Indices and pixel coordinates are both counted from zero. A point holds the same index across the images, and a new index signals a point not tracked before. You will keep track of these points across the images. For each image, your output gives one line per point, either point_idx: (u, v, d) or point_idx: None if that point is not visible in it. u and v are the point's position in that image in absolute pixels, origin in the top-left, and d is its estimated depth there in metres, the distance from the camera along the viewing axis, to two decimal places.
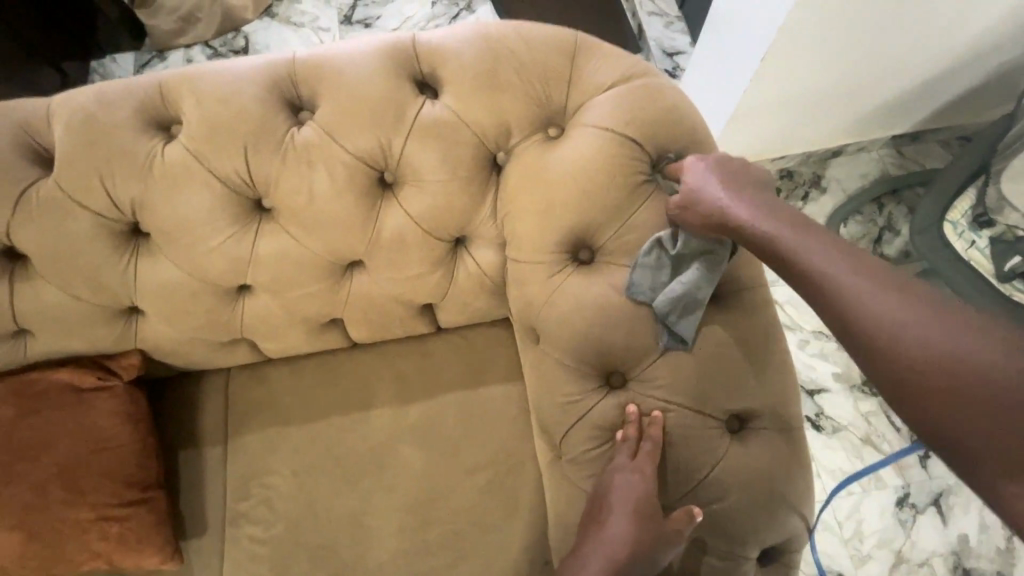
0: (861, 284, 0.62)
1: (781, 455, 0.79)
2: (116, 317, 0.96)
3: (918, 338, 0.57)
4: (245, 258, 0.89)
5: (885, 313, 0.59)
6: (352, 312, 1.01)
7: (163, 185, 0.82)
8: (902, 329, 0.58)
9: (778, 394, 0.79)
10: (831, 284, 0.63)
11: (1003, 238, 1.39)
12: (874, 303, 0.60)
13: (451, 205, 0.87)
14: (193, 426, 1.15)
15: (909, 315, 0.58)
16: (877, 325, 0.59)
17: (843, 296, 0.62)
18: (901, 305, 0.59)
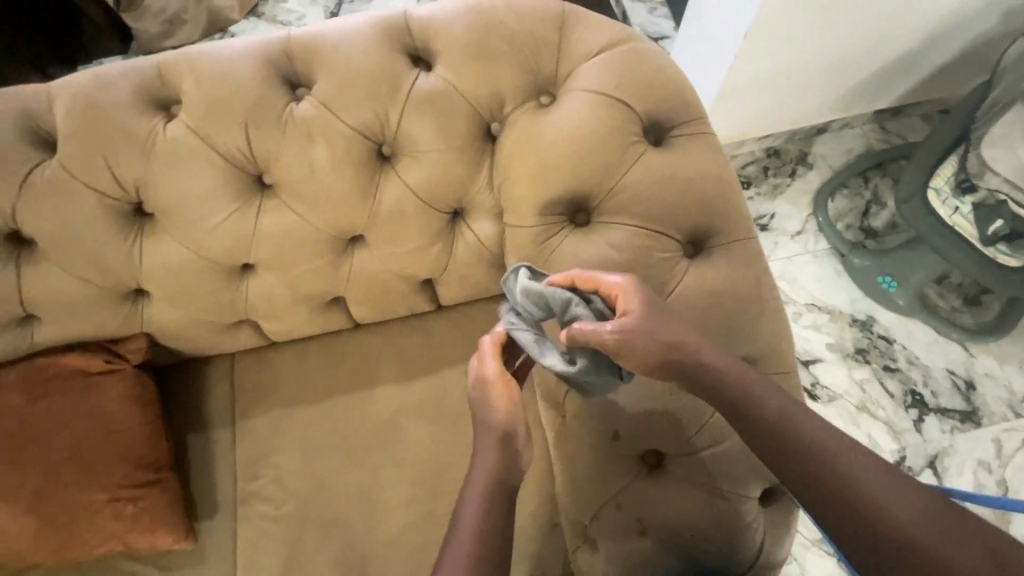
0: (803, 414, 0.68)
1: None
2: (123, 299, 0.97)
3: (856, 464, 0.63)
4: (248, 235, 0.90)
5: (826, 440, 0.65)
6: (354, 289, 1.03)
7: (165, 164, 0.84)
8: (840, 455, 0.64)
9: (772, 342, 0.82)
10: (782, 417, 0.67)
11: (987, 202, 1.41)
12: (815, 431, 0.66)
13: (449, 175, 0.89)
14: (200, 410, 1.17)
15: (844, 446, 0.65)
16: (821, 454, 0.64)
17: (792, 427, 0.66)
18: (835, 435, 0.66)
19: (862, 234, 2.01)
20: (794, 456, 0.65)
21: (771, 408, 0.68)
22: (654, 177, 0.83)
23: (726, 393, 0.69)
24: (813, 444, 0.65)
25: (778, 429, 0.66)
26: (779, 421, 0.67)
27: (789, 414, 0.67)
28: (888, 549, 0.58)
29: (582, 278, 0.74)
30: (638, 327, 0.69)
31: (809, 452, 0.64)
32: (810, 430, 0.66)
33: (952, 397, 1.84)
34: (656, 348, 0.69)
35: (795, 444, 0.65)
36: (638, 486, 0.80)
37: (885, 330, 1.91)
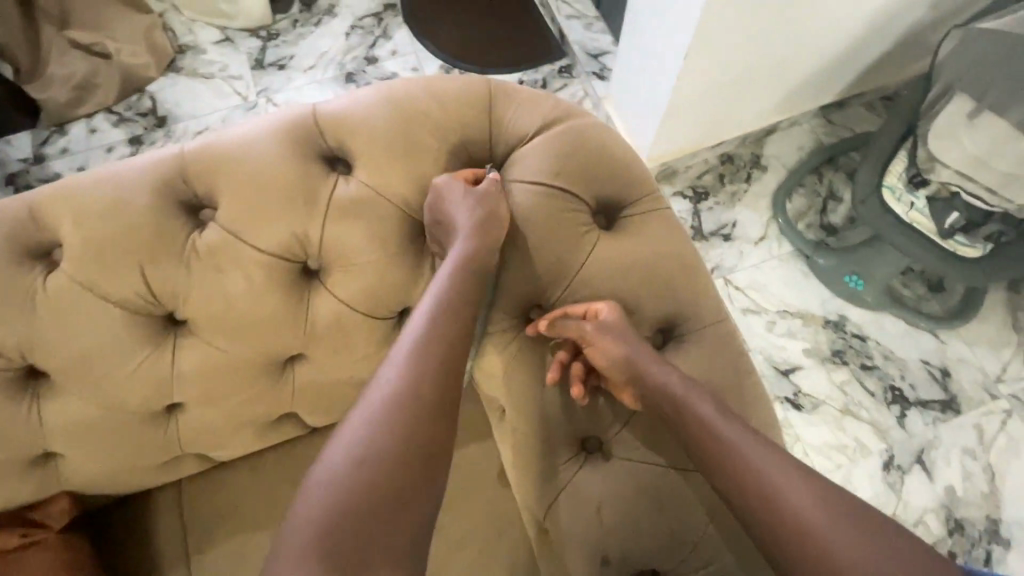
0: (801, 492, 0.62)
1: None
2: (30, 467, 0.84)
3: (857, 559, 0.58)
4: (166, 378, 0.79)
5: (825, 527, 0.59)
6: (302, 406, 0.93)
7: (53, 319, 0.72)
8: (840, 548, 0.58)
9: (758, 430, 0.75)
10: (774, 494, 0.62)
11: (939, 195, 1.36)
12: (813, 517, 0.60)
13: (386, 284, 0.80)
14: (147, 552, 1.04)
15: (847, 533, 0.59)
16: (817, 543, 0.59)
17: (782, 508, 0.61)
18: (832, 517, 0.60)
19: (823, 232, 2.00)
20: (786, 544, 0.60)
21: (760, 482, 0.63)
22: (610, 267, 0.75)
23: (704, 449, 0.67)
24: (807, 532, 0.60)
25: (771, 508, 0.62)
26: (767, 499, 0.62)
27: (782, 491, 0.62)
28: None
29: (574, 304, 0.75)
30: (615, 336, 0.72)
31: (803, 542, 0.59)
32: (808, 516, 0.60)
33: (930, 388, 1.84)
34: (631, 361, 0.72)
35: (784, 526, 0.61)
36: None
37: (857, 328, 1.90)
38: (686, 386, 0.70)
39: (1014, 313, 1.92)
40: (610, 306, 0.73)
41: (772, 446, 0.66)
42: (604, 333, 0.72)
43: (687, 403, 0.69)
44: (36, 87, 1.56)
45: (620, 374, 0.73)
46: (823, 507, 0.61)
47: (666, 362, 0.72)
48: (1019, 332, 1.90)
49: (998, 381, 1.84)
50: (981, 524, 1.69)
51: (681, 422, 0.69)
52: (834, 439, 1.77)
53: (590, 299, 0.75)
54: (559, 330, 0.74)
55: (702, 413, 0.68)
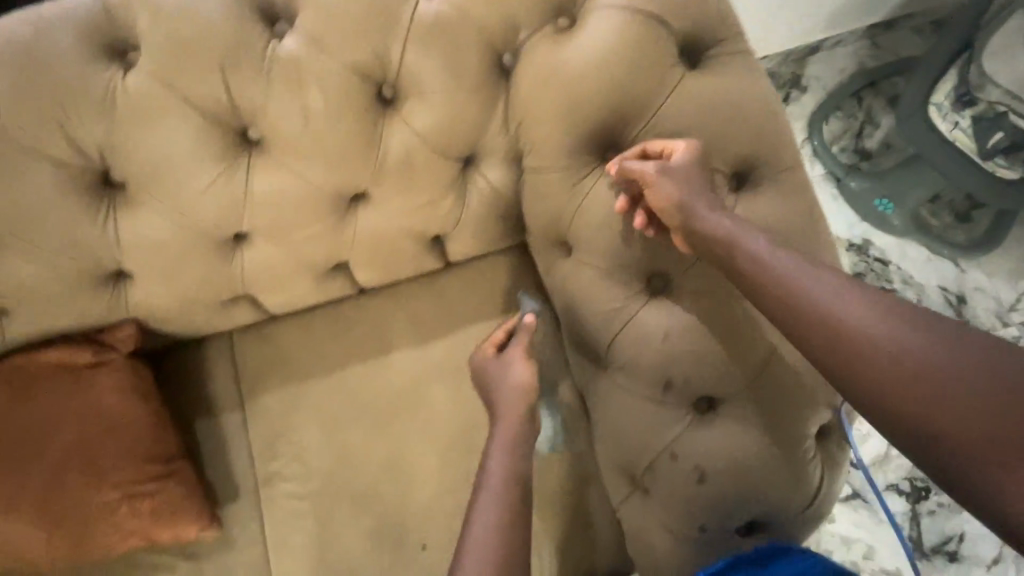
0: (860, 310, 0.59)
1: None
2: (102, 285, 0.86)
3: (923, 364, 0.54)
4: (240, 200, 0.81)
5: (883, 337, 0.57)
6: (361, 251, 0.94)
7: (137, 123, 0.72)
8: (900, 356, 0.55)
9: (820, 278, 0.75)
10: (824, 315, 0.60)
11: (986, 115, 1.39)
12: (870, 330, 0.57)
13: (461, 114, 0.80)
14: (204, 395, 1.09)
15: (911, 340, 0.55)
16: (876, 354, 0.56)
17: (835, 325, 0.59)
18: (888, 326, 0.57)
19: (856, 156, 1.97)
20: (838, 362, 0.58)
21: (814, 306, 0.61)
22: (696, 102, 0.74)
23: (760, 284, 0.66)
24: (865, 345, 0.57)
25: (823, 328, 0.60)
26: (819, 324, 0.60)
27: (832, 310, 0.60)
28: (952, 444, 0.51)
29: (656, 142, 0.75)
30: (680, 173, 0.72)
31: (853, 352, 0.58)
32: (865, 330, 0.58)
33: (945, 312, 1.86)
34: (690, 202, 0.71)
35: (834, 337, 0.59)
36: (694, 439, 0.77)
37: (881, 252, 1.91)
38: (741, 228, 0.70)
39: None
40: (685, 146, 0.73)
41: (824, 270, 0.64)
42: (666, 169, 0.71)
43: (743, 244, 0.68)
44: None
45: (681, 214, 0.72)
46: (883, 320, 0.58)
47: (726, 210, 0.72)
48: None
49: (1012, 309, 1.85)
50: None
51: (729, 260, 0.69)
52: None
53: (664, 138, 0.75)
54: (628, 168, 0.74)
55: (755, 252, 0.67)
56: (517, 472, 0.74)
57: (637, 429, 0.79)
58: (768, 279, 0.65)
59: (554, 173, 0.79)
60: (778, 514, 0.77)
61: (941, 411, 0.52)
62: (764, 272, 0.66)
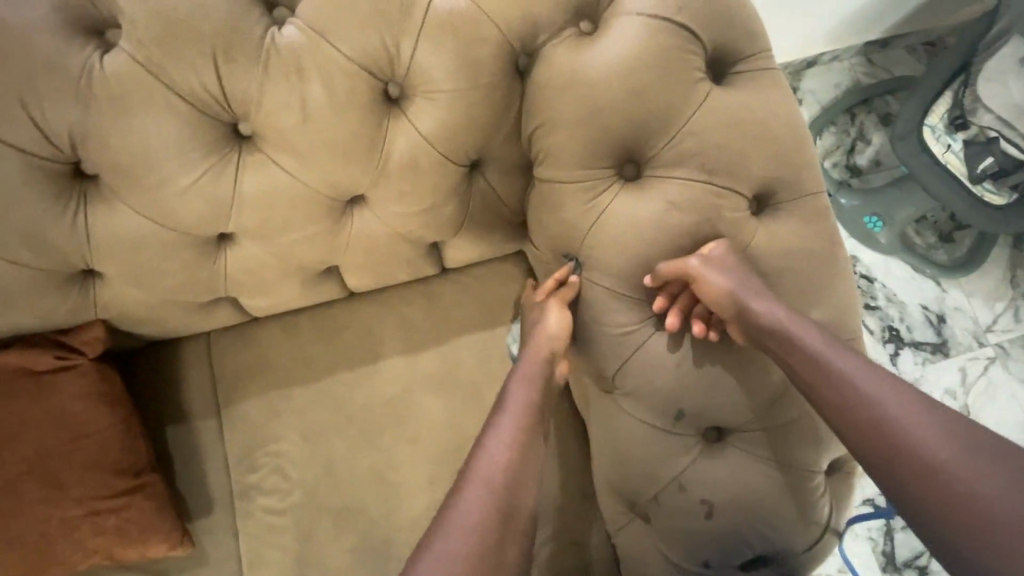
0: (884, 386, 0.64)
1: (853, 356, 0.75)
2: (69, 283, 0.79)
3: (936, 443, 0.59)
4: (227, 199, 0.74)
5: (929, 440, 0.59)
6: (355, 255, 0.89)
7: (115, 110, 0.65)
8: (946, 459, 0.58)
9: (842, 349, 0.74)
10: (873, 406, 0.63)
11: (978, 139, 1.37)
12: (916, 428, 0.60)
13: (472, 117, 0.75)
14: (177, 399, 1.02)
15: (956, 449, 0.58)
16: (918, 451, 0.59)
17: (882, 417, 0.62)
18: (883, 384, 0.64)
19: (847, 172, 1.98)
20: (882, 449, 0.61)
21: (863, 399, 0.64)
22: (724, 118, 0.70)
23: (776, 337, 0.69)
24: (908, 443, 0.60)
25: (869, 417, 0.63)
26: (866, 412, 0.63)
27: (880, 400, 0.63)
28: (932, 491, 0.57)
29: (679, 160, 0.71)
30: (717, 270, 0.70)
31: (849, 402, 0.64)
32: (911, 428, 0.61)
33: (925, 331, 1.89)
34: (728, 291, 0.70)
35: (834, 389, 0.66)
36: (702, 470, 0.73)
37: (867, 270, 1.92)
38: (776, 316, 0.70)
39: (1013, 269, 1.95)
40: (723, 245, 0.71)
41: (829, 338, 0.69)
42: (707, 269, 0.70)
43: (762, 292, 0.71)
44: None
45: (712, 299, 0.71)
46: (934, 423, 0.60)
47: (756, 284, 0.71)
48: (1015, 287, 1.94)
49: (988, 330, 1.90)
50: None
51: (767, 338, 0.70)
52: None
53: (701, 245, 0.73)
54: (667, 274, 0.72)
55: (803, 339, 0.69)
56: (526, 446, 0.68)
57: (642, 459, 0.75)
58: (782, 330, 0.69)
59: (569, 185, 0.75)
60: (784, 554, 0.74)
61: (924, 463, 0.58)
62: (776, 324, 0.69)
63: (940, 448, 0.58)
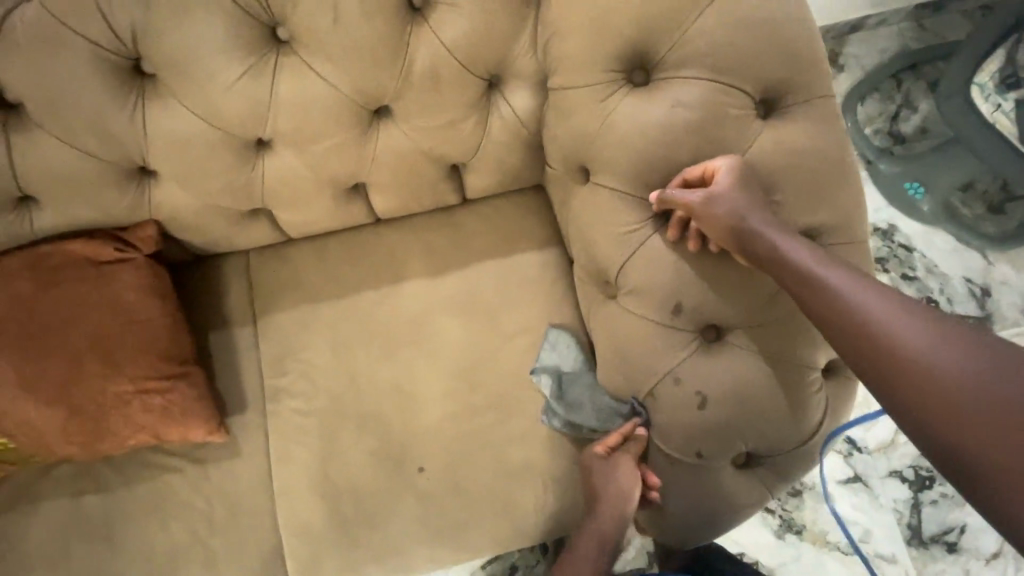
0: (870, 295, 0.64)
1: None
2: (129, 181, 0.88)
3: (928, 348, 0.58)
4: (265, 100, 0.81)
5: (914, 340, 0.59)
6: (381, 170, 0.94)
7: (171, 9, 0.73)
8: (950, 372, 0.56)
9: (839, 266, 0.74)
10: (859, 314, 0.63)
11: None
12: (918, 343, 0.59)
13: (490, 28, 0.80)
14: (219, 307, 1.11)
15: (947, 350, 0.57)
16: (924, 368, 0.58)
17: (869, 323, 0.62)
18: (869, 293, 0.64)
19: (890, 139, 1.90)
20: (866, 352, 0.61)
21: (850, 307, 0.64)
22: (734, 17, 0.72)
23: (769, 236, 0.70)
24: (911, 356, 0.59)
25: (854, 323, 0.63)
26: (853, 320, 0.63)
27: (864, 305, 0.63)
28: (929, 398, 0.57)
29: (686, 61, 0.73)
30: (724, 204, 0.69)
31: (840, 310, 0.64)
32: (905, 335, 0.60)
33: (967, 304, 1.79)
34: (732, 218, 0.70)
35: (821, 299, 0.66)
36: (698, 363, 0.76)
37: (905, 239, 1.85)
38: (775, 230, 0.70)
39: None
40: (731, 165, 0.71)
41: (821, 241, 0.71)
42: (711, 206, 0.70)
43: (760, 193, 0.72)
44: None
45: (716, 224, 0.71)
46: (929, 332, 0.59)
47: (757, 185, 0.73)
48: None
49: None
50: None
51: (762, 260, 0.70)
52: None
53: (707, 158, 0.74)
54: (669, 198, 0.74)
55: (797, 259, 0.69)
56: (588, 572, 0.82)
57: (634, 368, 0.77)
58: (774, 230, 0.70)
59: (580, 92, 0.79)
60: (772, 450, 0.77)
61: (918, 369, 0.58)
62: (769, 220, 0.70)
63: (931, 353, 0.58)
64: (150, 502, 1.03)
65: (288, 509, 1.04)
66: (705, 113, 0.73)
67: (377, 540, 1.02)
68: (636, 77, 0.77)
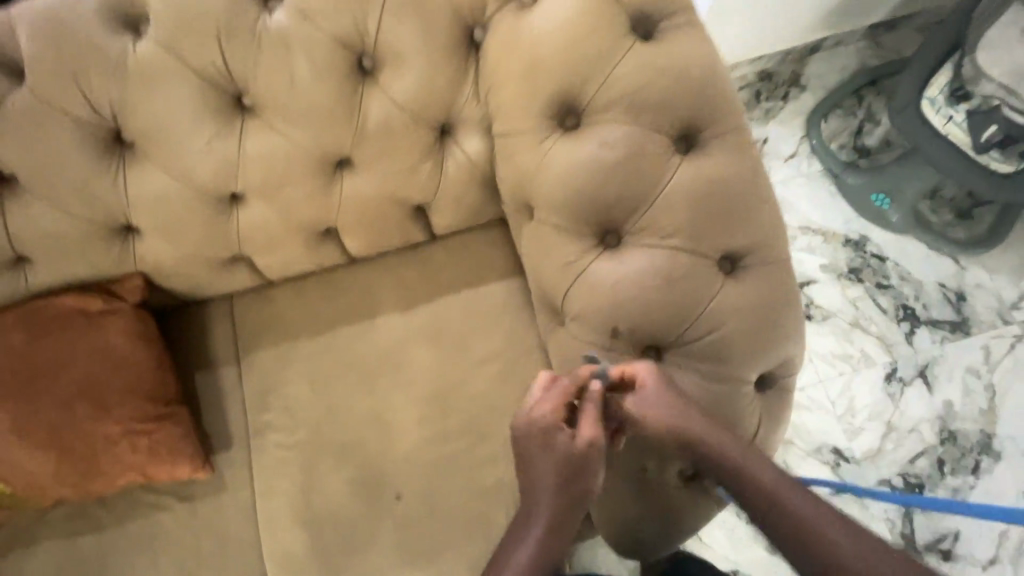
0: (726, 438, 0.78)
1: (770, 302, 0.80)
2: (114, 237, 0.96)
3: (767, 479, 0.77)
4: (233, 159, 0.89)
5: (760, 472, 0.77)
6: (347, 215, 1.01)
7: (144, 85, 0.82)
8: (777, 490, 0.76)
9: (763, 284, 0.80)
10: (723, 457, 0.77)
11: (981, 108, 1.38)
12: (768, 483, 0.76)
13: (434, 84, 0.88)
14: (205, 350, 1.18)
15: (770, 474, 0.77)
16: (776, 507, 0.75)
17: (732, 466, 0.77)
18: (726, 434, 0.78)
19: (855, 153, 1.96)
20: (775, 524, 0.74)
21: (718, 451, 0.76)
22: (649, 64, 0.79)
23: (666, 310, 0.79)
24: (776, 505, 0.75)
25: (769, 500, 0.75)
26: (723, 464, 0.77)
27: (737, 459, 0.77)
28: (782, 530, 0.74)
29: (610, 107, 0.81)
30: (632, 262, 0.81)
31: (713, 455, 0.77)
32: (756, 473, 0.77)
33: (942, 309, 1.80)
34: (643, 269, 0.80)
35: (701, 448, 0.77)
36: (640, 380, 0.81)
37: (878, 249, 1.86)
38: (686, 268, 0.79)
39: None
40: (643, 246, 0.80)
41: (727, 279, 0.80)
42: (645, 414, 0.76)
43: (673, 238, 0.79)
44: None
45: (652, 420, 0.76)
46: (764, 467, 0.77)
47: (679, 215, 0.79)
48: None
49: (1014, 308, 1.79)
50: (973, 437, 1.69)
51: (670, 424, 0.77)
52: (840, 348, 1.78)
53: (634, 192, 0.80)
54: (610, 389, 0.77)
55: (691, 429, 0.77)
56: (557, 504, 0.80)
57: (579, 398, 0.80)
58: (685, 272, 0.79)
59: (518, 137, 0.86)
60: (722, 483, 0.78)
61: (779, 507, 0.75)
62: (677, 268, 0.79)
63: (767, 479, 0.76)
64: (141, 540, 1.08)
65: (273, 540, 1.08)
66: (627, 152, 0.80)
67: (357, 568, 1.06)
68: (567, 121, 0.85)
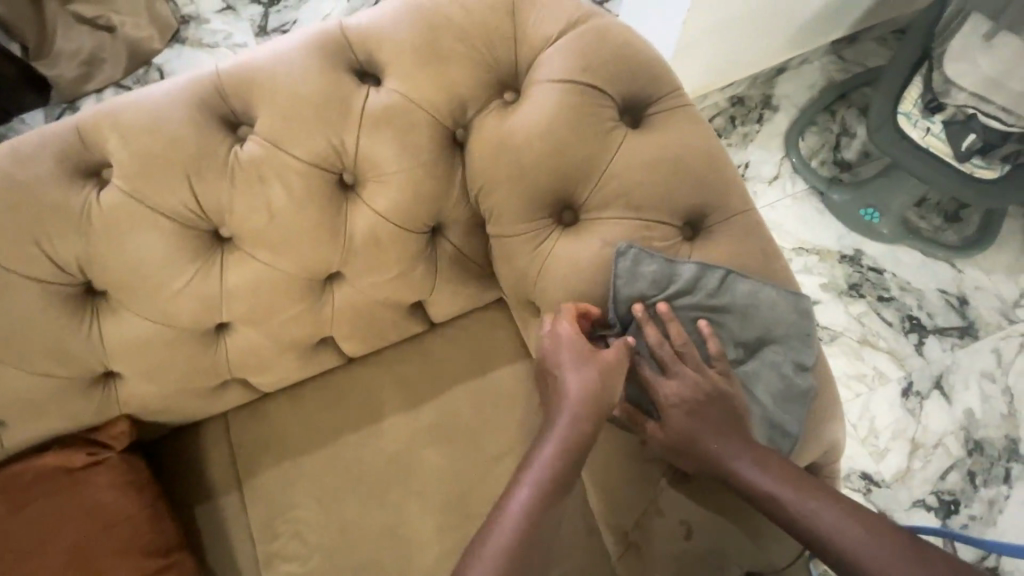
0: (814, 497, 0.70)
1: (795, 391, 0.76)
2: (93, 386, 0.90)
3: (872, 548, 0.65)
4: (215, 294, 0.84)
5: (857, 542, 0.66)
6: (341, 327, 0.95)
7: (112, 236, 0.77)
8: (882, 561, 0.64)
9: (788, 379, 0.76)
10: (807, 523, 0.69)
11: (957, 118, 1.27)
12: (869, 554, 0.65)
13: (421, 192, 0.83)
14: (202, 479, 1.10)
15: (870, 541, 0.66)
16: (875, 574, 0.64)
17: (818, 535, 0.68)
18: (813, 495, 0.70)
19: (837, 168, 1.89)
20: None
21: (798, 514, 0.69)
22: (641, 158, 0.77)
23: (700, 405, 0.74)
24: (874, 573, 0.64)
25: None
26: (807, 531, 0.68)
27: (820, 521, 0.68)
28: None
29: (608, 203, 0.78)
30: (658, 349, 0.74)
31: (798, 521, 0.69)
32: (855, 546, 0.66)
33: (948, 316, 1.74)
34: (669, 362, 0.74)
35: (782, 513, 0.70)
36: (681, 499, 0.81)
37: (874, 261, 1.79)
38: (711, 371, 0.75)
39: None
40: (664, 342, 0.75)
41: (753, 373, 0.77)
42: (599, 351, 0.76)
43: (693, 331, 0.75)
44: (45, 65, 1.39)
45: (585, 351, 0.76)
46: (866, 534, 0.66)
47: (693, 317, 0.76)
48: None
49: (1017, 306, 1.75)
50: (999, 444, 1.62)
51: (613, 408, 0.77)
52: (853, 369, 1.69)
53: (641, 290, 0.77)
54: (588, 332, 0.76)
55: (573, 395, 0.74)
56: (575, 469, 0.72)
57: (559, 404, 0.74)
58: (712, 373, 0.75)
59: (514, 238, 0.82)
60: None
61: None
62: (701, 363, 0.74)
63: (864, 546, 0.65)
64: None
65: None
66: (627, 252, 0.76)
67: None
68: (563, 217, 0.82)
